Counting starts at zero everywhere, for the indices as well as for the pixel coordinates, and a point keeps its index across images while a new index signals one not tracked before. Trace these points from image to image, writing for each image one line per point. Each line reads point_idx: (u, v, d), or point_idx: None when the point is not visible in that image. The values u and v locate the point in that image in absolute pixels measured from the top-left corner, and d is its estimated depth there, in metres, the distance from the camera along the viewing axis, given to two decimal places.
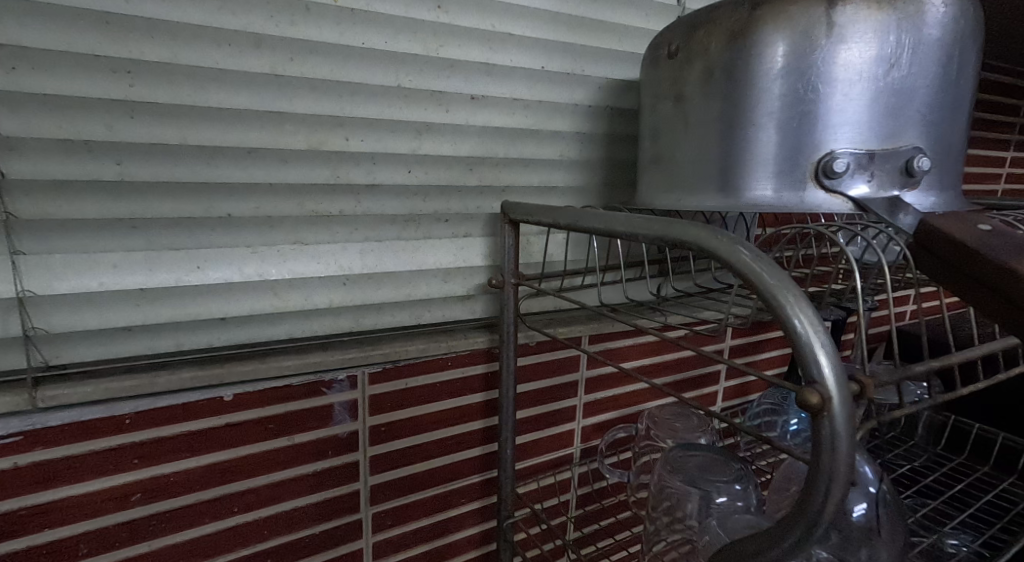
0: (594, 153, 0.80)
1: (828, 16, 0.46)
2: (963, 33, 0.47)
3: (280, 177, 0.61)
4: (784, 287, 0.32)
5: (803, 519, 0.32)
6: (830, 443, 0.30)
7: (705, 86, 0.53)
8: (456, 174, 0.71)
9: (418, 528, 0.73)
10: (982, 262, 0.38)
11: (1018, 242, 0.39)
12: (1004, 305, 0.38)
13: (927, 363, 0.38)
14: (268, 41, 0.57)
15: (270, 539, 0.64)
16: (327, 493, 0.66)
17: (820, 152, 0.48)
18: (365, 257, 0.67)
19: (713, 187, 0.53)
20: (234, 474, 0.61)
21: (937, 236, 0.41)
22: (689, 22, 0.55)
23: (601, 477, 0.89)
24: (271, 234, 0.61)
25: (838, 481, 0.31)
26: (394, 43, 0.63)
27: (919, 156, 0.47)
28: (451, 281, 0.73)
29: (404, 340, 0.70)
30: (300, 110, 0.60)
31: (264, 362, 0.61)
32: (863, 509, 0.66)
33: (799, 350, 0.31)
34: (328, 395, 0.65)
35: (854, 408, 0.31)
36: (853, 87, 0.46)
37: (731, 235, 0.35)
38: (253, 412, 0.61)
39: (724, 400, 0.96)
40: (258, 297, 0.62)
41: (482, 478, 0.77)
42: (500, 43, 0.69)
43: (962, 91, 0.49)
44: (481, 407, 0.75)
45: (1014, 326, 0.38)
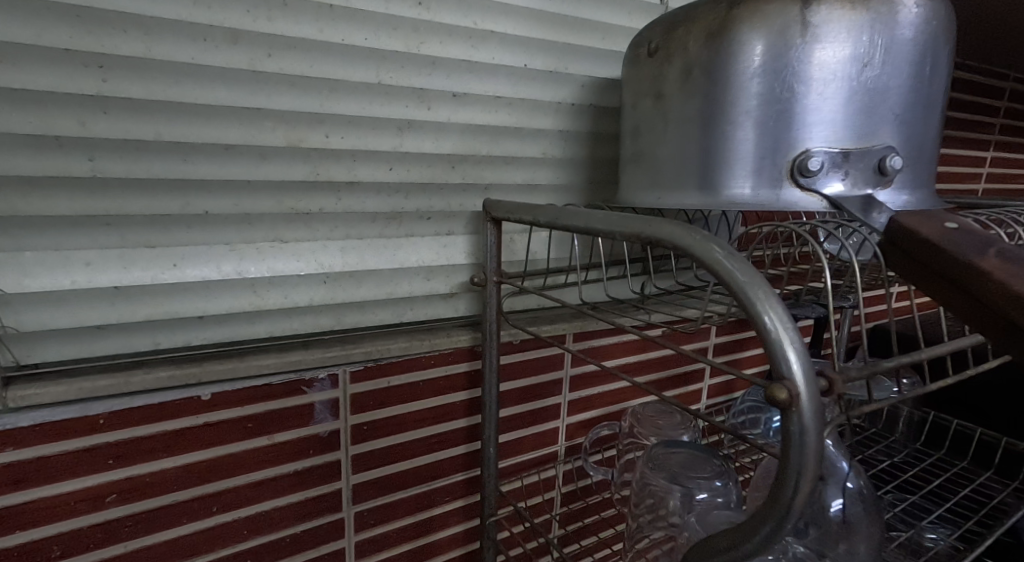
0: (577, 151, 0.80)
1: (803, 16, 0.47)
2: (936, 34, 0.48)
3: (259, 174, 0.60)
4: (756, 285, 0.32)
5: (774, 515, 0.32)
6: (800, 439, 0.31)
7: (684, 85, 0.53)
8: (438, 172, 0.70)
9: (400, 528, 0.73)
10: (949, 260, 0.39)
11: (983, 240, 0.40)
12: (969, 302, 0.39)
13: (898, 360, 0.39)
14: (245, 37, 0.56)
15: (249, 539, 0.63)
16: (308, 493, 0.66)
17: (796, 151, 0.48)
18: (346, 255, 0.66)
19: (693, 186, 0.54)
20: (212, 474, 0.60)
21: (906, 235, 0.41)
22: (669, 20, 0.55)
23: (585, 476, 0.90)
24: (250, 231, 0.61)
25: (807, 476, 0.31)
26: (375, 40, 0.63)
27: (892, 155, 0.47)
28: (434, 279, 0.73)
29: (386, 338, 0.70)
30: (280, 107, 0.59)
31: (243, 361, 0.60)
32: (840, 504, 0.67)
33: (769, 347, 0.31)
34: (309, 394, 0.64)
35: (823, 405, 0.31)
36: (827, 87, 0.47)
37: (705, 233, 0.36)
38: (232, 412, 0.60)
39: (707, 398, 0.97)
40: (236, 296, 0.61)
41: (465, 477, 0.77)
42: (482, 41, 0.69)
43: (934, 91, 0.49)
44: (464, 405, 0.75)
45: (979, 322, 0.39)
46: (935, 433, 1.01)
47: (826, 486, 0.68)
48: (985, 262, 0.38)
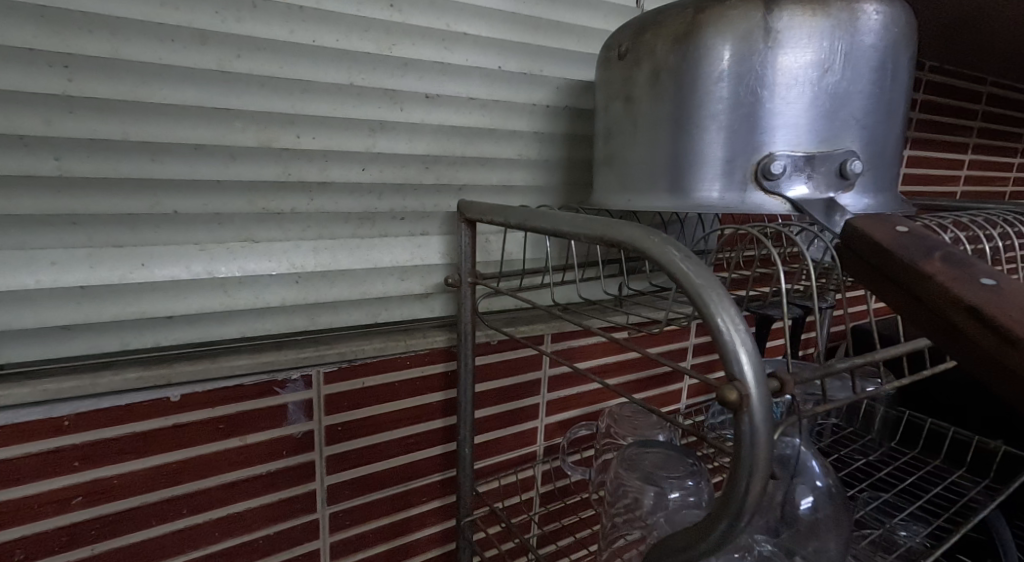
0: (554, 152, 0.80)
1: (766, 22, 0.47)
2: (898, 41, 0.49)
3: (229, 174, 0.60)
4: (711, 287, 0.33)
5: (727, 512, 0.33)
6: (750, 439, 0.31)
7: (653, 88, 0.53)
8: (412, 172, 0.70)
9: (377, 528, 0.73)
10: (896, 263, 0.40)
11: (930, 243, 0.41)
12: (912, 304, 0.40)
13: (851, 361, 0.40)
14: (214, 37, 0.56)
15: (220, 541, 0.63)
16: (282, 494, 0.66)
17: (760, 153, 0.49)
18: (318, 255, 0.66)
19: (664, 188, 0.54)
20: (181, 476, 0.60)
21: (858, 237, 0.42)
22: (638, 23, 0.55)
23: (564, 476, 0.90)
24: (220, 231, 0.61)
25: (757, 474, 0.32)
26: (347, 41, 0.63)
27: (852, 159, 0.48)
28: (408, 280, 0.73)
29: (361, 339, 0.70)
30: (249, 107, 0.59)
31: (215, 362, 0.60)
32: (809, 502, 0.68)
33: (722, 348, 0.32)
34: (282, 394, 0.64)
35: (773, 405, 0.31)
36: (790, 91, 0.48)
37: (663, 235, 0.36)
38: (202, 413, 0.60)
39: (686, 398, 0.98)
40: (207, 296, 0.61)
41: (442, 477, 0.77)
42: (456, 43, 0.69)
43: (896, 95, 0.50)
44: (441, 405, 0.75)
45: (923, 324, 0.40)
46: (907, 432, 1.02)
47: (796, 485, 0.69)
48: (930, 264, 0.39)
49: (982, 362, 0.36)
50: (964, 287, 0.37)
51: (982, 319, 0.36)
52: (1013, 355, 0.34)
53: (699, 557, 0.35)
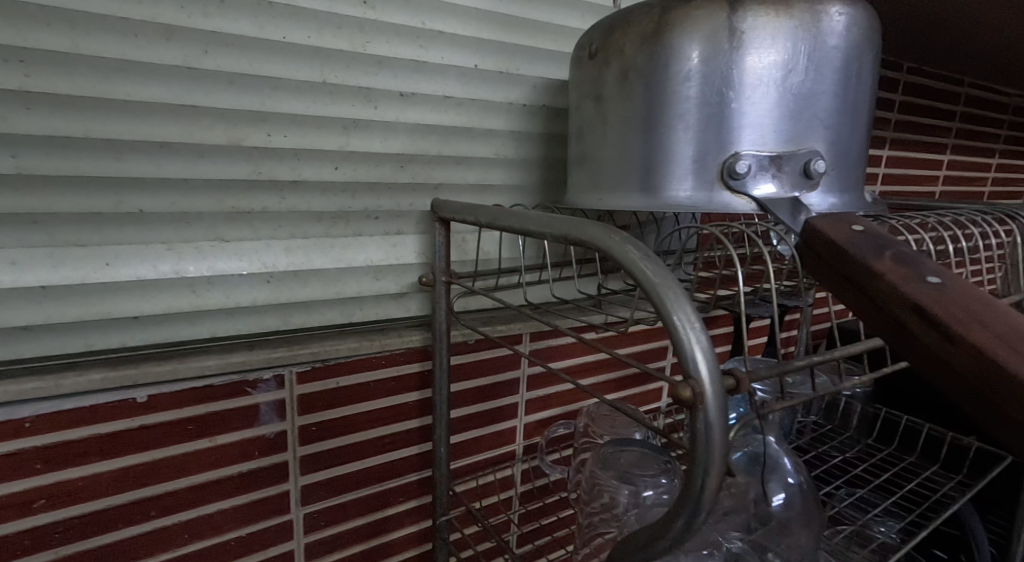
0: (531, 151, 0.80)
1: (731, 22, 0.48)
2: (862, 43, 0.50)
3: (197, 172, 0.59)
4: (668, 286, 0.33)
5: (685, 508, 0.33)
6: (705, 437, 0.31)
7: (622, 88, 0.54)
8: (387, 171, 0.70)
9: (353, 528, 0.73)
10: (850, 262, 0.40)
11: (884, 243, 0.41)
12: (865, 303, 0.40)
13: (810, 360, 0.40)
14: (179, 33, 0.55)
15: (189, 543, 0.62)
16: (254, 495, 0.65)
17: (726, 153, 0.49)
18: (291, 255, 0.66)
19: (633, 188, 0.54)
20: (149, 477, 0.59)
21: (815, 236, 0.43)
22: (607, 23, 0.56)
23: (543, 475, 0.90)
24: (188, 230, 0.60)
25: (713, 471, 0.32)
26: (319, 38, 0.62)
27: (816, 159, 0.49)
28: (383, 279, 0.73)
29: (335, 338, 0.69)
30: (218, 104, 0.59)
31: (183, 362, 0.59)
32: (781, 499, 0.69)
33: (677, 347, 0.32)
34: (253, 394, 0.63)
35: (728, 402, 0.32)
36: (755, 92, 0.48)
37: (623, 234, 0.37)
38: (170, 414, 0.59)
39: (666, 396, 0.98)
40: (174, 295, 0.60)
41: (419, 477, 0.77)
42: (431, 41, 0.69)
43: (861, 95, 0.51)
44: (418, 405, 0.75)
45: (874, 324, 0.40)
46: (883, 429, 1.03)
47: (768, 483, 0.70)
48: (881, 264, 0.39)
49: (927, 361, 0.37)
50: (911, 287, 0.38)
51: (928, 319, 0.37)
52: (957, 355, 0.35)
53: (660, 554, 0.35)
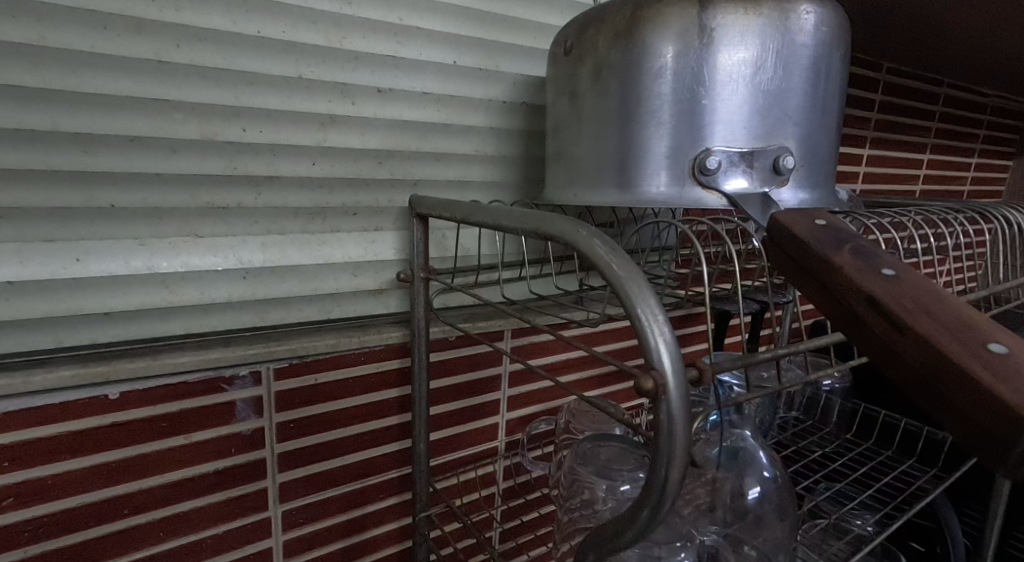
0: (512, 148, 0.80)
1: (701, 20, 0.48)
2: (831, 42, 0.50)
3: (170, 167, 0.59)
4: (633, 279, 0.33)
5: (651, 500, 0.33)
6: (668, 428, 0.32)
7: (596, 84, 0.54)
8: (365, 167, 0.70)
9: (332, 526, 0.73)
10: (810, 255, 0.41)
11: (844, 237, 0.42)
12: (823, 296, 0.41)
13: (774, 353, 0.41)
14: (150, 26, 0.55)
15: (164, 541, 0.62)
16: (230, 493, 0.65)
17: (697, 149, 0.50)
18: (267, 251, 0.65)
19: (608, 184, 0.55)
20: (122, 475, 0.58)
21: (779, 229, 0.43)
22: (582, 20, 0.56)
23: (524, 471, 0.91)
24: (161, 226, 0.59)
25: (675, 462, 0.32)
26: (294, 33, 0.62)
27: (785, 155, 0.49)
28: (361, 275, 0.72)
29: (313, 335, 0.69)
30: (190, 99, 0.58)
31: (157, 359, 0.59)
32: (756, 493, 0.69)
33: (641, 339, 0.32)
34: (229, 392, 0.63)
35: (690, 393, 0.32)
36: (725, 88, 0.49)
37: (591, 228, 0.37)
38: (144, 411, 0.59)
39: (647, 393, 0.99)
40: (147, 291, 0.60)
41: (400, 473, 0.77)
42: (409, 37, 0.69)
43: (830, 93, 0.52)
44: (398, 401, 0.75)
45: (830, 315, 0.41)
46: (861, 423, 1.04)
47: (744, 477, 0.70)
48: (840, 256, 0.40)
49: (882, 351, 0.38)
50: (866, 280, 0.38)
51: (881, 310, 0.37)
52: (907, 345, 0.35)
53: (627, 545, 0.36)
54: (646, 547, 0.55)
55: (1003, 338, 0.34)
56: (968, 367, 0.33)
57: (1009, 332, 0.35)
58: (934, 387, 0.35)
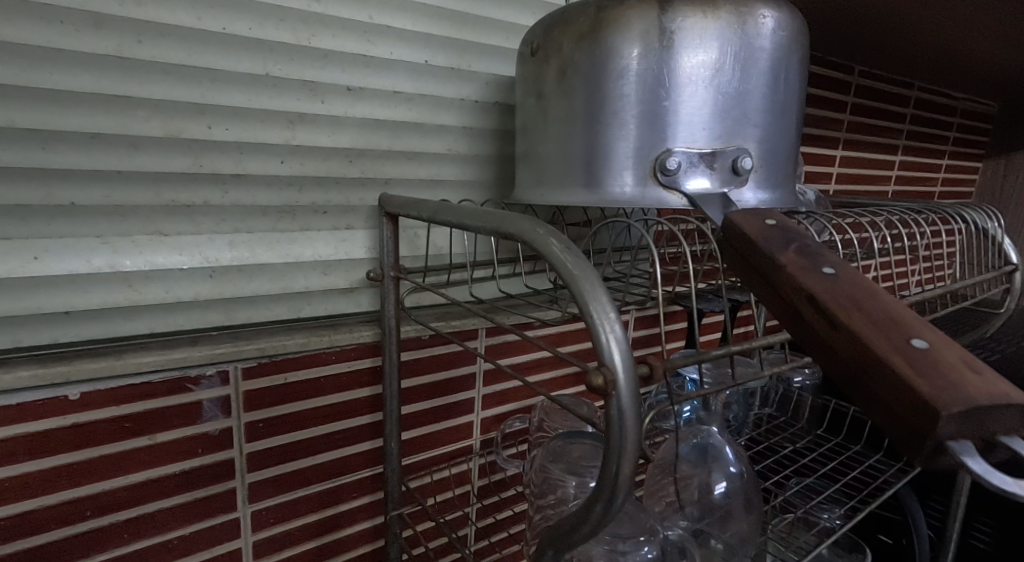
0: (485, 147, 0.80)
1: (662, 23, 0.49)
2: (788, 45, 0.52)
3: (132, 164, 0.58)
4: (587, 278, 0.34)
5: (605, 494, 0.34)
6: (620, 423, 0.33)
7: (561, 85, 0.55)
8: (335, 165, 0.70)
9: (304, 525, 0.72)
10: (758, 253, 0.42)
11: (794, 237, 0.43)
12: (770, 293, 0.42)
13: (728, 350, 0.42)
14: (110, 21, 0.55)
15: (128, 544, 0.61)
16: (197, 494, 0.64)
17: (659, 150, 0.51)
18: (235, 250, 0.65)
19: (574, 183, 0.55)
20: (84, 477, 0.58)
21: (733, 229, 0.44)
22: (546, 21, 0.56)
23: (499, 470, 0.91)
24: (124, 224, 0.59)
25: (627, 456, 0.33)
26: (260, 30, 0.62)
27: (742, 156, 0.50)
28: (331, 275, 0.72)
29: (283, 334, 0.68)
30: (153, 95, 0.58)
31: (120, 359, 0.58)
32: (722, 488, 0.70)
33: (594, 337, 0.33)
34: (196, 391, 0.62)
35: (640, 389, 0.33)
36: (685, 90, 0.49)
37: (548, 227, 0.38)
38: (106, 411, 0.58)
39: None
40: (110, 290, 0.59)
41: (373, 472, 0.77)
42: (379, 35, 0.69)
43: (788, 96, 0.53)
44: (370, 401, 0.74)
45: (776, 312, 0.42)
46: (831, 419, 1.06)
47: (711, 472, 0.71)
48: (786, 255, 0.41)
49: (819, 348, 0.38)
50: (810, 278, 0.39)
51: (819, 307, 0.38)
52: (840, 340, 0.36)
53: (584, 539, 0.36)
54: (612, 543, 0.56)
55: (925, 334, 0.35)
56: (891, 360, 0.34)
57: (932, 328, 0.36)
58: (863, 382, 0.35)
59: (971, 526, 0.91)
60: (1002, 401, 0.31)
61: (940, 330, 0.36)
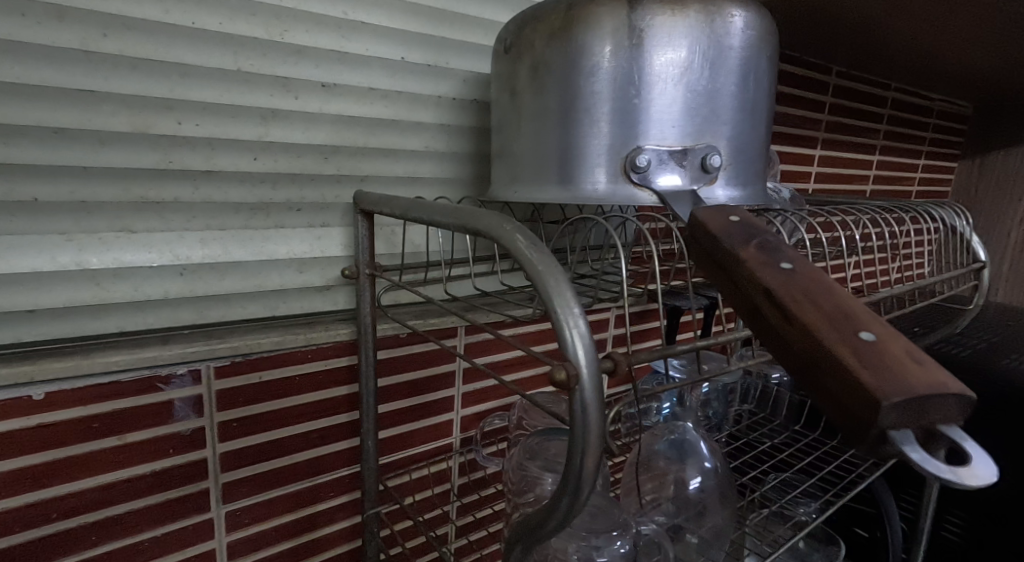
0: (463, 144, 0.80)
1: (631, 20, 0.49)
2: (757, 45, 0.52)
3: (99, 160, 0.57)
4: (552, 273, 0.34)
5: (570, 488, 0.34)
6: (583, 416, 0.33)
7: (533, 82, 0.55)
8: (310, 162, 0.69)
9: (279, 525, 0.72)
10: (721, 249, 0.43)
11: (756, 233, 0.44)
12: (732, 289, 0.42)
13: (693, 345, 0.43)
14: (74, 14, 0.54)
15: (99, 545, 0.60)
16: (169, 494, 0.63)
17: (629, 147, 0.51)
18: (206, 247, 0.64)
19: (546, 180, 0.55)
20: (51, 478, 0.57)
21: (697, 226, 0.45)
22: (519, 18, 0.57)
23: (478, 468, 0.91)
24: (90, 220, 0.58)
25: (590, 450, 0.33)
26: (231, 25, 0.61)
27: (711, 154, 0.51)
28: (307, 272, 0.72)
29: (257, 333, 0.68)
30: (120, 90, 0.57)
31: (87, 358, 0.57)
32: (697, 482, 0.71)
33: (558, 332, 0.33)
34: (166, 390, 0.61)
35: (604, 383, 0.33)
36: (655, 87, 0.50)
37: (515, 223, 0.38)
38: (73, 411, 0.57)
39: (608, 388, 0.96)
40: (76, 288, 0.58)
41: (351, 471, 0.76)
42: (354, 31, 0.69)
43: (757, 94, 0.53)
44: (347, 399, 0.74)
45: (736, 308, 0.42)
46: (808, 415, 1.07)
47: (685, 467, 0.72)
48: (747, 251, 0.42)
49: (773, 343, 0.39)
50: (767, 273, 0.40)
51: (774, 301, 0.38)
52: (792, 333, 0.37)
53: (550, 534, 0.37)
54: (583, 536, 0.56)
55: (872, 327, 0.36)
56: (836, 352, 0.34)
57: (882, 322, 0.37)
58: (812, 375, 0.36)
59: (944, 517, 0.92)
60: (940, 390, 0.32)
61: (889, 323, 0.37)
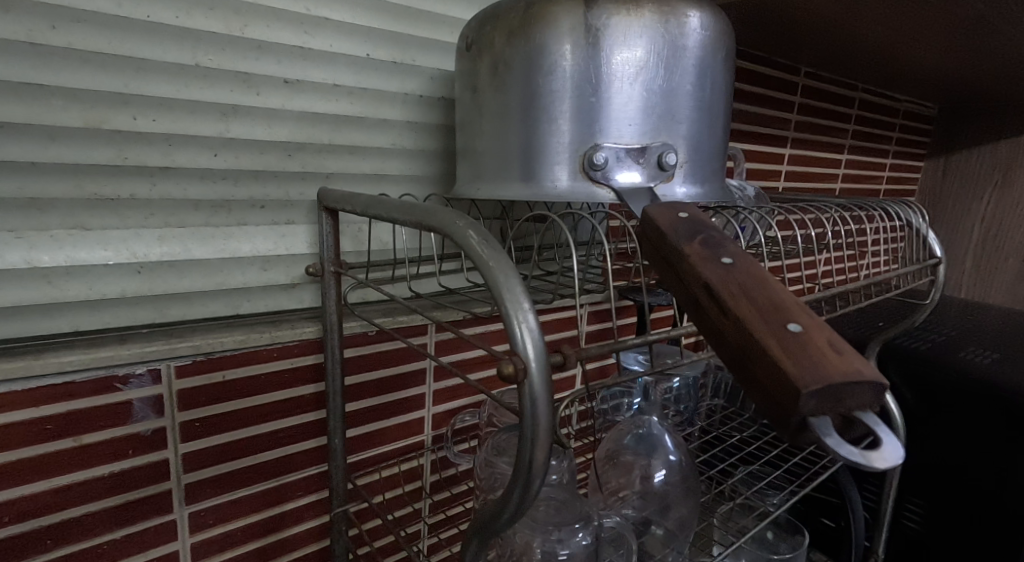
0: (430, 142, 0.80)
1: (587, 20, 0.50)
2: (711, 44, 0.53)
3: (50, 155, 0.56)
4: (501, 268, 0.35)
5: (523, 480, 0.35)
6: (531, 409, 0.33)
7: (493, 80, 0.55)
8: (273, 159, 0.69)
9: (243, 527, 0.71)
10: (668, 244, 0.44)
11: (703, 229, 0.44)
12: (677, 285, 0.43)
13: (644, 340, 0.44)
14: (19, 6, 0.53)
15: (54, 549, 0.59)
16: (129, 496, 0.62)
17: (586, 145, 0.52)
18: (165, 245, 0.63)
19: (507, 178, 0.55)
20: (2, 481, 0.56)
21: (647, 222, 0.46)
22: (479, 18, 0.57)
23: (450, 465, 0.92)
24: (41, 217, 0.57)
25: (539, 444, 0.34)
26: (188, 19, 0.60)
27: (665, 151, 0.52)
28: (271, 270, 0.71)
29: (220, 331, 0.67)
30: (72, 84, 0.56)
31: (39, 358, 0.56)
32: (662, 476, 0.72)
33: (507, 326, 0.34)
34: (125, 390, 0.60)
35: (552, 377, 0.34)
36: (611, 85, 0.50)
37: (468, 219, 0.38)
38: (26, 412, 0.56)
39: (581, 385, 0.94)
40: (27, 287, 0.57)
41: (319, 470, 0.76)
42: (316, 27, 0.68)
43: (712, 93, 0.54)
44: (315, 398, 0.73)
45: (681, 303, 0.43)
46: None
47: (652, 460, 0.72)
48: (692, 247, 0.42)
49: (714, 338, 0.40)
50: (707, 268, 0.41)
51: (713, 295, 0.39)
52: (729, 327, 0.38)
53: (504, 527, 0.37)
54: (544, 530, 0.57)
55: (801, 319, 0.37)
56: (765, 343, 0.35)
57: (814, 315, 0.38)
58: (745, 367, 0.37)
59: (904, 507, 0.95)
60: (856, 378, 0.34)
61: (820, 316, 0.38)
